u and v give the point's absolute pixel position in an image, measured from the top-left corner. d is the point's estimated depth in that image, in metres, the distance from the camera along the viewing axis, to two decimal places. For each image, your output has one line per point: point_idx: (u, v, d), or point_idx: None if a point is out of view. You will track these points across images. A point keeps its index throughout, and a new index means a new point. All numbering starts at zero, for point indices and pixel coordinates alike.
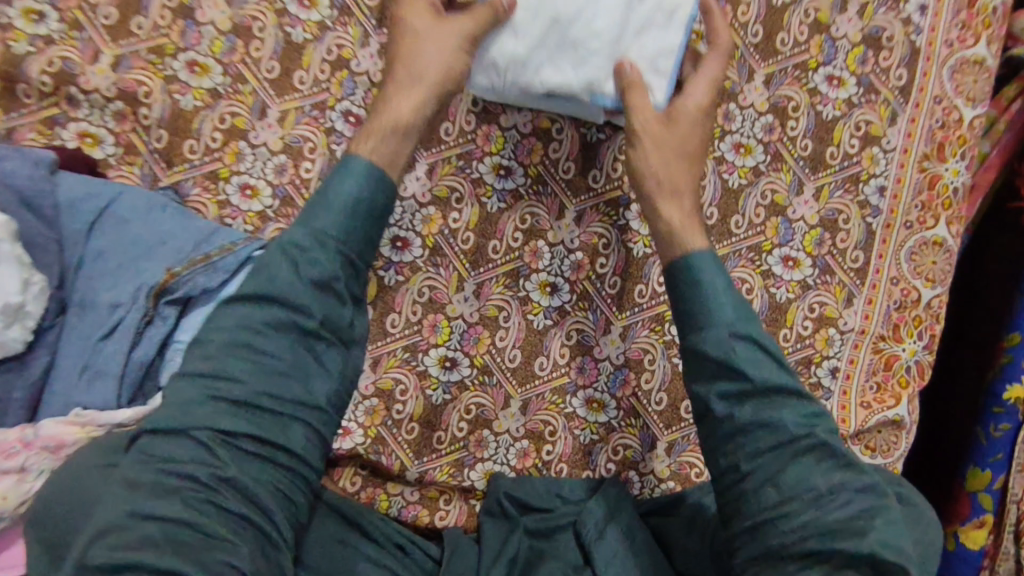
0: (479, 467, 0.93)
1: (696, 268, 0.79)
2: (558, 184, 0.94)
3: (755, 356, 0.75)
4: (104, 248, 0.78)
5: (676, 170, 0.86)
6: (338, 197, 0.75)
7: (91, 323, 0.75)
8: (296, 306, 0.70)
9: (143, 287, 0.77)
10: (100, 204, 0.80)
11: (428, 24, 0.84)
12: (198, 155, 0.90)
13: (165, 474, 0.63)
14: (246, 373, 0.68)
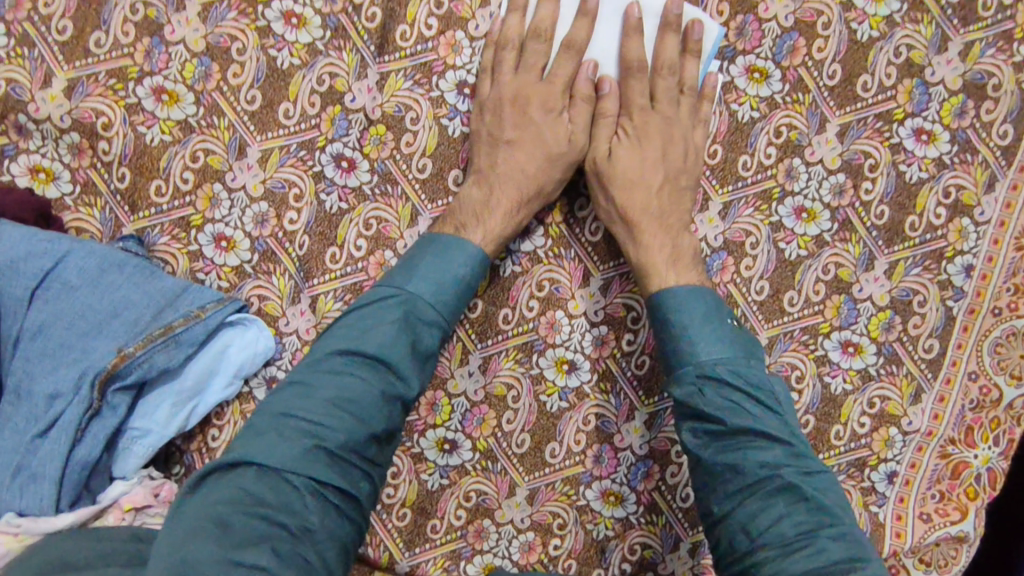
0: (477, 561, 0.80)
1: (666, 303, 0.72)
2: (582, 247, 0.81)
3: (731, 402, 0.66)
4: (46, 322, 0.67)
5: (648, 194, 0.77)
6: (452, 261, 0.70)
7: (26, 415, 0.65)
8: (399, 370, 0.64)
9: (87, 374, 0.66)
10: (43, 266, 0.68)
11: (514, 111, 0.77)
12: (166, 199, 0.78)
13: (252, 518, 0.55)
14: (343, 432, 0.61)
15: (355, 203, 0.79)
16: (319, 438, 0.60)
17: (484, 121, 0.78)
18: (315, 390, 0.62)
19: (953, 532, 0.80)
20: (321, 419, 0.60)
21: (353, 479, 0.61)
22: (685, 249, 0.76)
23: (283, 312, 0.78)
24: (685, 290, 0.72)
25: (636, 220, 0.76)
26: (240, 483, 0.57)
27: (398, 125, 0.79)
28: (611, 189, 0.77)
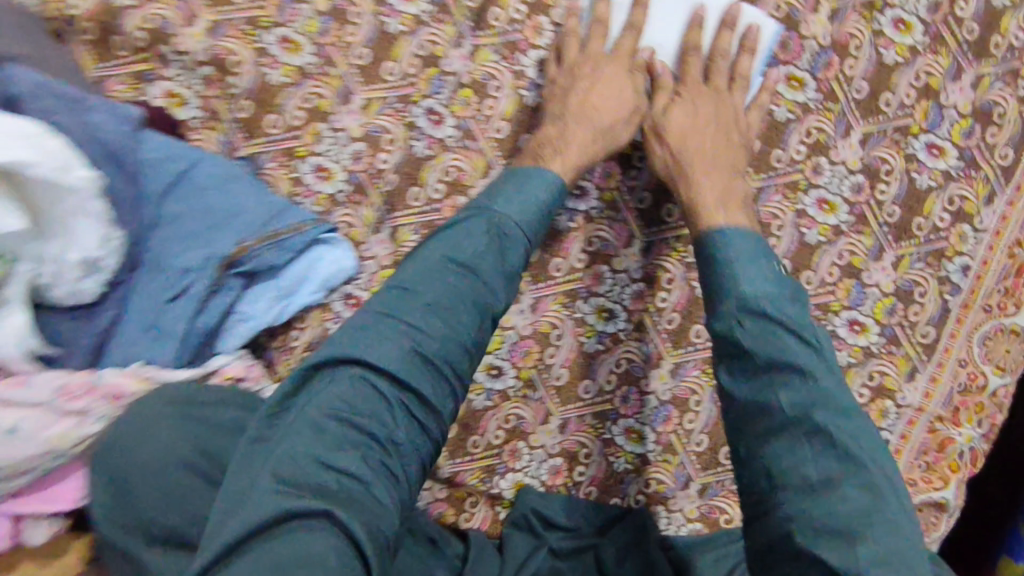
0: (510, 477, 0.93)
1: (717, 249, 0.78)
2: (630, 213, 0.92)
3: (769, 334, 0.71)
4: (179, 213, 0.79)
5: (700, 149, 0.87)
6: (526, 207, 0.81)
7: (158, 285, 0.75)
8: (486, 284, 0.75)
9: (214, 257, 0.77)
10: (179, 167, 0.80)
11: (587, 73, 0.88)
12: (278, 131, 0.91)
13: (345, 424, 0.65)
14: (437, 330, 0.71)
15: (438, 152, 0.91)
16: (408, 342, 0.70)
17: (558, 81, 0.89)
18: (411, 293, 0.73)
19: (934, 498, 0.91)
20: (412, 323, 0.71)
21: (437, 392, 0.71)
22: (737, 197, 0.84)
23: (367, 238, 0.91)
24: (734, 236, 0.79)
25: (688, 173, 0.86)
26: (339, 393, 0.66)
27: (484, 90, 0.91)
28: (667, 142, 0.88)
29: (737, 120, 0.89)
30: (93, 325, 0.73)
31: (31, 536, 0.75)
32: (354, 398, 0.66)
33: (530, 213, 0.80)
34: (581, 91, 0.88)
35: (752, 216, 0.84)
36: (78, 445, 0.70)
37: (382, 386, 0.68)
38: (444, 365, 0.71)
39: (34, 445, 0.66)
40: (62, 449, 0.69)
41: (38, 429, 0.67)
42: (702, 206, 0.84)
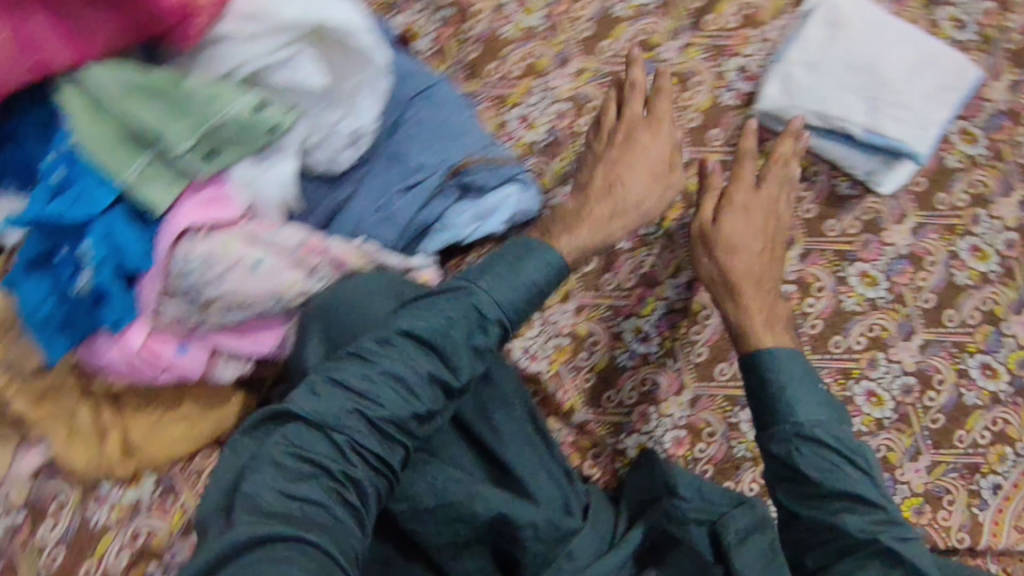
0: (635, 438, 0.98)
1: (772, 371, 0.82)
2: (797, 220, 0.99)
3: (828, 464, 0.77)
4: (419, 120, 0.87)
5: (748, 267, 0.89)
6: (521, 276, 0.76)
7: (397, 174, 0.85)
8: (450, 359, 0.70)
9: (445, 163, 0.86)
10: (424, 83, 0.89)
11: (628, 151, 0.91)
12: (497, 78, 1.00)
13: (298, 459, 0.63)
14: (392, 397, 0.66)
15: None
16: (360, 402, 0.66)
17: (606, 162, 0.91)
18: (392, 345, 0.68)
19: None
20: (371, 390, 0.66)
21: (399, 432, 0.67)
22: (779, 316, 0.88)
23: (552, 188, 0.98)
24: (793, 360, 0.82)
25: (741, 285, 0.89)
26: (282, 431, 0.64)
27: (685, 83, 1.00)
28: (716, 249, 0.91)
29: (759, 247, 0.90)
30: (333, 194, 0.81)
31: (220, 373, 0.81)
32: (322, 426, 0.64)
33: (524, 285, 0.75)
34: (611, 165, 0.91)
35: (791, 331, 0.88)
36: (296, 297, 0.77)
37: (345, 445, 0.64)
38: (400, 421, 0.66)
39: (270, 283, 0.74)
40: (288, 295, 0.76)
41: (276, 271, 0.75)
42: (748, 321, 0.87)
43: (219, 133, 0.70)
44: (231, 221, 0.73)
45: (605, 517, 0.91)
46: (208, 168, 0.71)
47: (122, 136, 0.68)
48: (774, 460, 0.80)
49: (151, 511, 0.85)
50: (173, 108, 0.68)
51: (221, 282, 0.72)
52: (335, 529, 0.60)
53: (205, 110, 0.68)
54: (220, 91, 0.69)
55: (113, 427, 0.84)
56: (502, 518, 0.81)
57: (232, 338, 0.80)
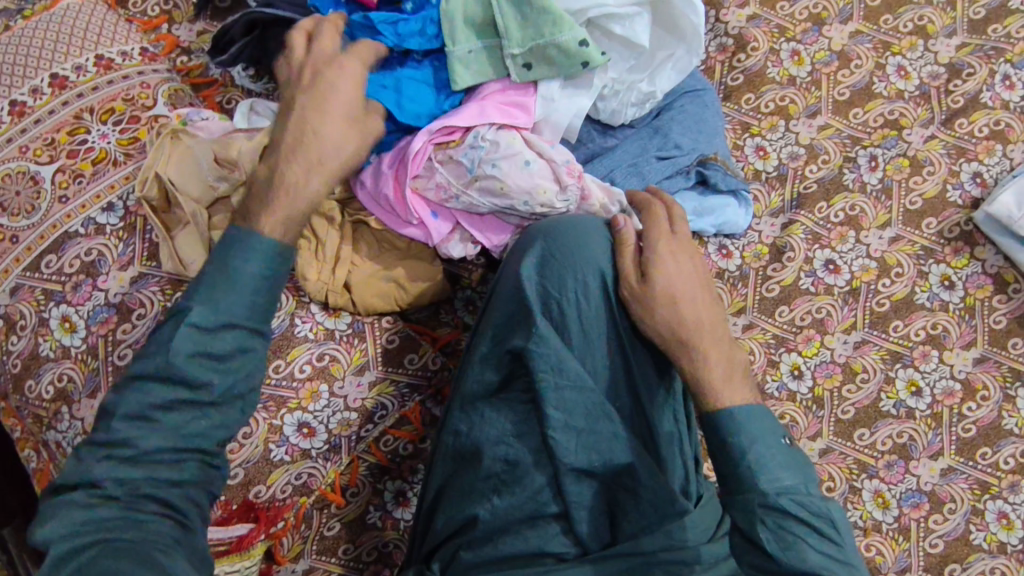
0: None
1: (726, 432, 0.77)
2: (983, 325, 1.03)
3: (792, 536, 0.72)
4: (687, 109, 0.99)
5: (693, 316, 0.80)
6: (241, 275, 0.74)
7: (655, 144, 0.96)
8: (192, 380, 0.72)
9: (699, 152, 0.98)
10: (698, 84, 1.01)
11: (317, 104, 0.80)
12: (749, 108, 1.11)
13: (90, 501, 0.70)
14: (145, 437, 0.71)
15: (857, 189, 1.07)
16: (113, 454, 0.71)
17: (295, 130, 0.79)
18: (155, 360, 0.72)
19: None
20: (118, 438, 0.70)
21: (185, 440, 0.73)
22: (736, 378, 0.79)
23: (762, 216, 1.08)
24: (745, 415, 0.77)
25: (702, 334, 0.80)
26: (64, 505, 0.70)
27: (918, 168, 1.08)
28: (655, 304, 0.80)
29: (701, 295, 0.82)
30: (603, 141, 0.96)
31: (451, 249, 0.91)
32: (93, 483, 0.70)
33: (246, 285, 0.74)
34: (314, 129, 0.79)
35: (749, 379, 0.81)
36: (541, 208, 0.87)
37: (111, 487, 0.70)
38: (180, 435, 0.73)
39: (531, 182, 0.84)
40: (538, 200, 0.86)
41: (539, 175, 0.85)
42: (705, 375, 0.79)
43: (544, 52, 0.85)
44: (520, 127, 0.87)
45: (708, 517, 0.83)
46: (521, 77, 0.87)
47: (482, 25, 0.86)
48: (739, 530, 0.75)
49: (340, 344, 0.96)
50: (524, 18, 0.84)
51: (494, 166, 0.84)
52: (144, 540, 0.69)
53: (544, 32, 0.84)
54: (565, 19, 0.84)
55: (345, 260, 0.95)
56: (631, 467, 0.82)
57: (476, 225, 0.91)
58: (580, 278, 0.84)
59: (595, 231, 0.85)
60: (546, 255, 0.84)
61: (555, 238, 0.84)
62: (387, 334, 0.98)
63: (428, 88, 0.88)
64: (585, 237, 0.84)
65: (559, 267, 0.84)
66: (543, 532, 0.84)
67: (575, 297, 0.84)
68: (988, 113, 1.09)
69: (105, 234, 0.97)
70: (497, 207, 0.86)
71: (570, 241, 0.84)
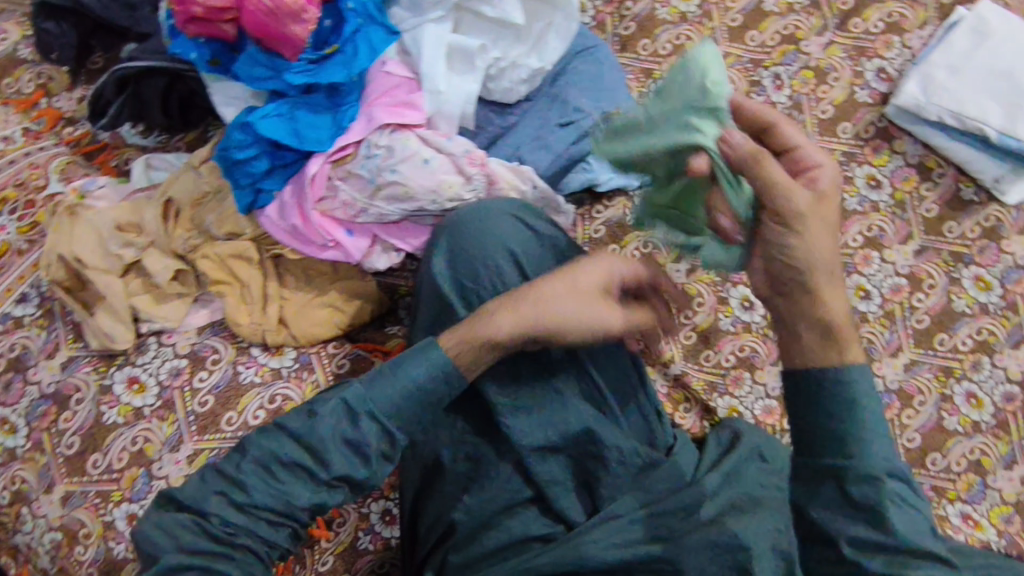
0: (727, 399, 1.02)
1: (844, 381, 0.66)
2: (916, 217, 1.03)
3: (903, 506, 0.65)
4: (582, 69, 0.97)
5: (822, 257, 0.65)
6: (405, 378, 0.72)
7: (556, 111, 0.94)
8: (319, 457, 0.69)
9: (601, 108, 0.95)
10: (589, 42, 0.99)
11: (569, 270, 0.74)
12: (646, 53, 1.10)
13: (194, 525, 0.68)
14: (255, 487, 0.68)
15: (768, 111, 1.07)
16: (229, 491, 0.69)
17: (561, 278, 0.73)
18: (304, 422, 0.70)
19: None
20: (241, 479, 0.69)
21: (282, 493, 0.69)
22: (845, 335, 0.66)
23: None
24: (863, 375, 0.66)
25: (815, 285, 0.66)
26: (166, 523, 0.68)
27: (823, 77, 1.08)
28: (785, 244, 0.65)
29: (823, 228, 0.64)
30: (501, 120, 0.93)
31: (376, 262, 0.89)
32: (205, 513, 0.68)
33: (405, 390, 0.72)
34: (567, 273, 0.74)
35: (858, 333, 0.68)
36: (451, 202, 0.85)
37: (218, 527, 0.68)
38: (287, 500, 0.69)
39: (433, 179, 0.83)
40: (444, 196, 0.84)
41: (440, 170, 0.84)
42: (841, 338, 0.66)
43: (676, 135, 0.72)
44: (412, 126, 0.85)
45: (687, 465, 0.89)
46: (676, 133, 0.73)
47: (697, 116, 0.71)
48: (850, 501, 0.65)
49: (289, 380, 0.92)
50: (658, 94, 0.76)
51: (394, 171, 0.82)
52: None
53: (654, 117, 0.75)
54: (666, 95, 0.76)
55: (273, 297, 0.95)
56: (590, 432, 0.83)
57: (391, 232, 0.88)
58: (490, 264, 0.81)
59: (499, 211, 0.84)
60: (452, 250, 0.82)
61: (457, 234, 0.82)
62: (336, 358, 0.96)
63: (321, 112, 0.84)
64: (486, 221, 0.81)
65: (466, 260, 0.81)
66: (523, 517, 0.83)
67: (492, 285, 0.80)
68: (879, 7, 1.09)
69: (25, 326, 0.94)
70: (407, 211, 0.85)
71: (471, 230, 0.82)
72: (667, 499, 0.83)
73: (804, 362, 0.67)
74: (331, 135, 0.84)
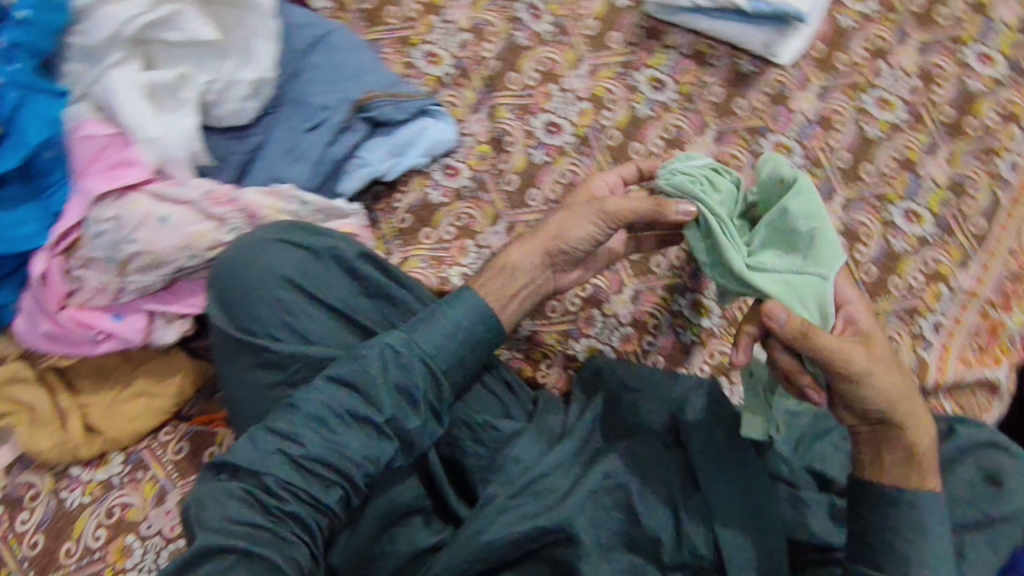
0: (584, 342, 1.01)
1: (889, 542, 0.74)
2: (705, 104, 1.02)
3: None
4: (318, 65, 0.92)
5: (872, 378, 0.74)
6: (446, 320, 0.82)
7: (300, 116, 0.88)
8: (372, 401, 0.78)
9: (346, 100, 0.90)
10: (318, 33, 0.94)
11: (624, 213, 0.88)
12: (396, 21, 1.03)
13: (250, 494, 0.76)
14: (312, 438, 0.77)
15: (535, 44, 1.03)
16: (287, 447, 0.77)
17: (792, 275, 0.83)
18: (358, 368, 0.78)
19: (987, 376, 0.97)
20: (295, 432, 0.77)
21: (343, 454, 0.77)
22: (922, 453, 0.76)
23: (467, 118, 1.02)
24: (930, 502, 0.74)
25: (899, 420, 0.75)
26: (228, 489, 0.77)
27: None
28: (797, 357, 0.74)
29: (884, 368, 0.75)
30: (243, 143, 0.86)
31: (163, 336, 0.83)
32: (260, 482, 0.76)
33: (444, 333, 0.82)
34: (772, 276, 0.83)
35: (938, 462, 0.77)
36: (211, 251, 0.80)
37: (273, 485, 0.76)
38: (344, 455, 0.77)
39: (176, 234, 0.77)
40: (199, 249, 0.79)
41: (181, 225, 0.78)
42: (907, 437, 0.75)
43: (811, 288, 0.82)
44: (136, 186, 0.78)
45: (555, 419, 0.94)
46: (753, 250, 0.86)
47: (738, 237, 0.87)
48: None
49: (124, 487, 0.89)
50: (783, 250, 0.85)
51: (129, 240, 0.77)
52: (275, 542, 0.74)
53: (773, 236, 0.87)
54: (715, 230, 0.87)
55: (73, 409, 0.89)
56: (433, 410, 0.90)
57: (160, 301, 0.82)
58: (268, 301, 0.80)
59: (263, 243, 0.81)
60: (228, 299, 0.80)
61: (225, 281, 0.80)
62: (172, 444, 0.92)
63: (21, 207, 0.78)
64: (252, 260, 0.80)
65: (245, 305, 0.80)
66: (408, 528, 0.87)
67: (278, 321, 0.80)
68: None
69: None
70: (166, 276, 0.79)
71: (238, 275, 0.80)
72: (535, 467, 0.88)
73: (873, 476, 0.77)
74: (45, 228, 0.78)
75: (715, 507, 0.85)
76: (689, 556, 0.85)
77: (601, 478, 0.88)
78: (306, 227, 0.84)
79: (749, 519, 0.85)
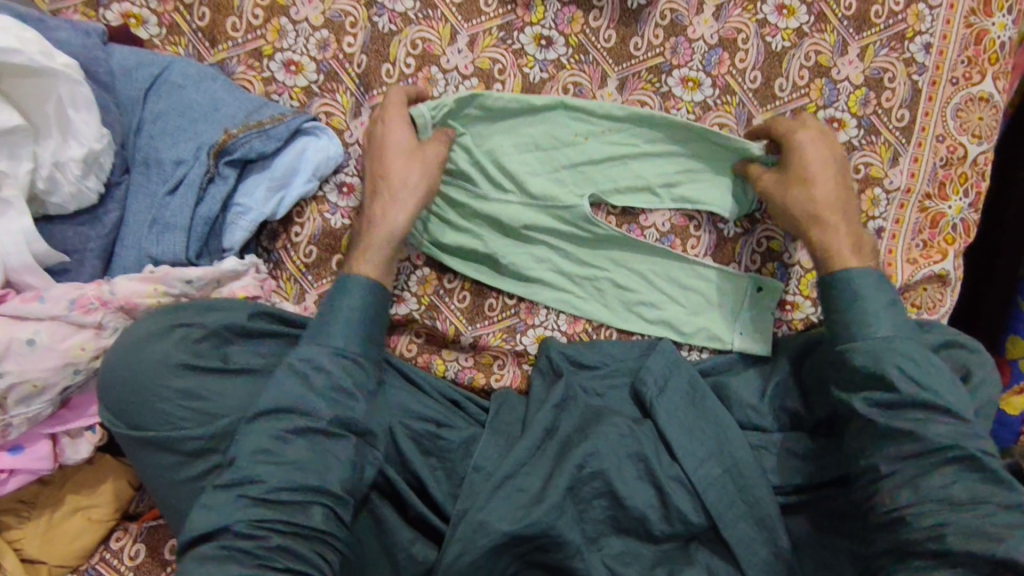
0: (531, 333, 0.95)
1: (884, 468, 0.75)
2: (599, 53, 0.94)
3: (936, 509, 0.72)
4: (163, 111, 0.84)
5: (821, 190, 0.85)
6: (341, 314, 0.78)
7: (158, 179, 0.83)
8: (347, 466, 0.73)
9: (204, 146, 0.84)
10: (155, 71, 0.85)
11: (408, 145, 0.86)
12: (241, 33, 0.91)
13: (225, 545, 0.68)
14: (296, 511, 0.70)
15: (402, 26, 0.91)
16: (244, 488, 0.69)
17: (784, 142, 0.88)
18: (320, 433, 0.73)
19: (935, 271, 0.94)
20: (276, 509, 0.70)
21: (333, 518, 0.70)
22: (844, 252, 0.82)
23: (348, 125, 0.91)
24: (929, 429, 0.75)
25: (826, 217, 0.84)
26: None
27: None
28: (781, 194, 0.87)
29: (825, 181, 0.85)
30: (98, 225, 0.82)
31: (74, 454, 0.81)
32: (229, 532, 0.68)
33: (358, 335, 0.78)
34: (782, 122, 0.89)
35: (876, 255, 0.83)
36: (95, 359, 0.76)
37: (245, 527, 0.68)
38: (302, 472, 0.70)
39: (51, 355, 0.73)
40: (83, 359, 0.75)
41: (54, 341, 0.74)
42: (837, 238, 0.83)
43: (614, 170, 0.94)
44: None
45: (515, 414, 0.90)
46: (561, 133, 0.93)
47: (543, 132, 0.93)
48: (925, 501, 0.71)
49: None
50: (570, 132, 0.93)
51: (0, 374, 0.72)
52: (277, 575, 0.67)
53: (550, 171, 0.94)
54: (510, 134, 0.93)
55: (4, 550, 0.82)
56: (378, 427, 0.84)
57: (60, 422, 0.79)
58: (165, 396, 0.73)
59: (156, 332, 0.75)
60: (123, 404, 0.74)
61: (119, 385, 0.74)
62: (126, 550, 0.86)
63: None
64: (138, 357, 0.74)
65: (143, 407, 0.74)
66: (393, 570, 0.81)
67: (184, 416, 0.74)
68: None
69: None
70: (53, 399, 0.75)
71: (127, 376, 0.74)
72: (501, 473, 0.82)
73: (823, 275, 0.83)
74: None
75: (693, 475, 0.82)
76: (682, 527, 0.81)
77: (575, 470, 0.81)
78: (198, 305, 0.79)
79: (733, 476, 0.82)
